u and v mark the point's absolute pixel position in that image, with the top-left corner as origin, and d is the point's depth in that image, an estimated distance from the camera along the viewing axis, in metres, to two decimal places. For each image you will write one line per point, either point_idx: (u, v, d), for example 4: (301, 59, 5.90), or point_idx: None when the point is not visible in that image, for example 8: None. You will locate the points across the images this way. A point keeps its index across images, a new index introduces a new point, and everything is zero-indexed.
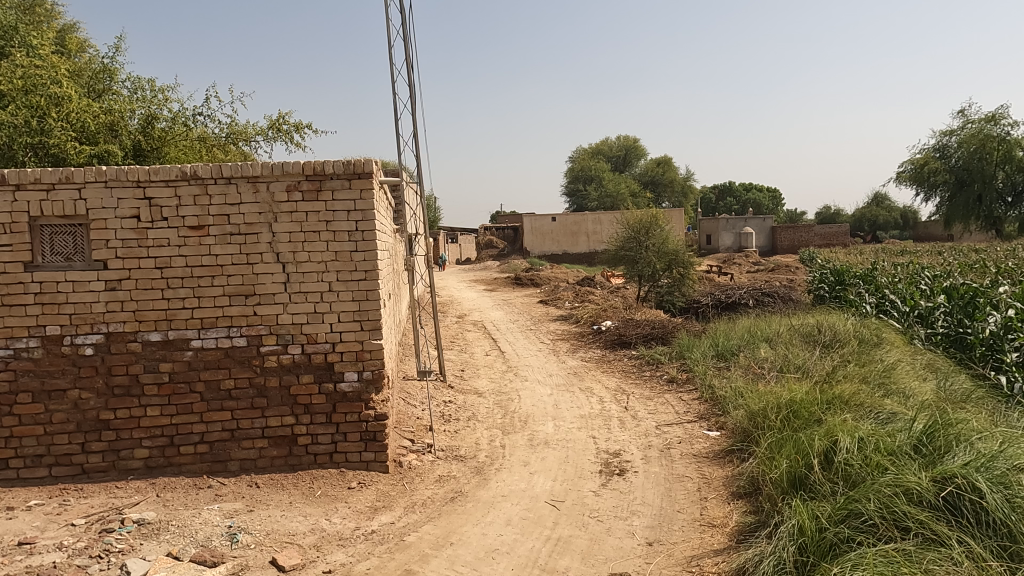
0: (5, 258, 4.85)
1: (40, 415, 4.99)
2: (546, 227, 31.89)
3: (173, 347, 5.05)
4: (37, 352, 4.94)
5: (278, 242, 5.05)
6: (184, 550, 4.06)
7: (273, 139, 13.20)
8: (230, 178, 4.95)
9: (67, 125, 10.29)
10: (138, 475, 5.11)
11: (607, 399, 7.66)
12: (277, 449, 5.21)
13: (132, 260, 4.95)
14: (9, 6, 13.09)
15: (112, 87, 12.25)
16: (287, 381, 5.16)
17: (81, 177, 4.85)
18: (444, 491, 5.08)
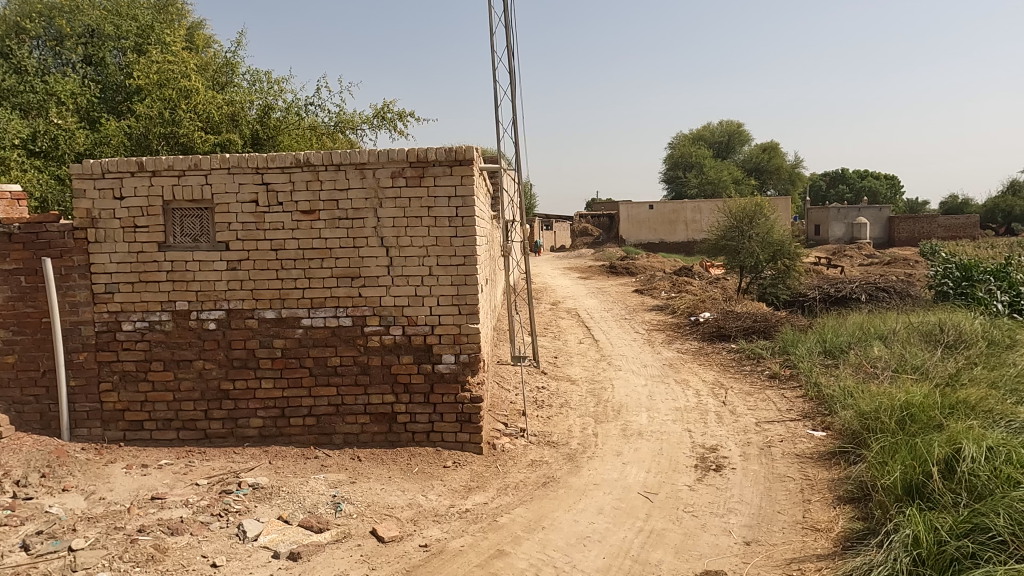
0: (143, 238, 5.31)
1: (169, 382, 5.45)
2: (643, 214, 31.28)
3: (286, 324, 5.37)
4: (168, 325, 5.39)
5: (382, 226, 5.24)
6: (293, 515, 4.34)
7: (378, 128, 13.68)
8: (340, 164, 5.18)
9: (195, 115, 11.12)
10: (253, 442, 5.48)
11: (704, 392, 7.45)
12: (377, 425, 5.44)
13: (251, 242, 5.29)
14: (145, 7, 14.24)
15: (233, 79, 13.10)
16: (388, 360, 5.37)
17: (208, 164, 5.21)
18: (536, 475, 5.14)
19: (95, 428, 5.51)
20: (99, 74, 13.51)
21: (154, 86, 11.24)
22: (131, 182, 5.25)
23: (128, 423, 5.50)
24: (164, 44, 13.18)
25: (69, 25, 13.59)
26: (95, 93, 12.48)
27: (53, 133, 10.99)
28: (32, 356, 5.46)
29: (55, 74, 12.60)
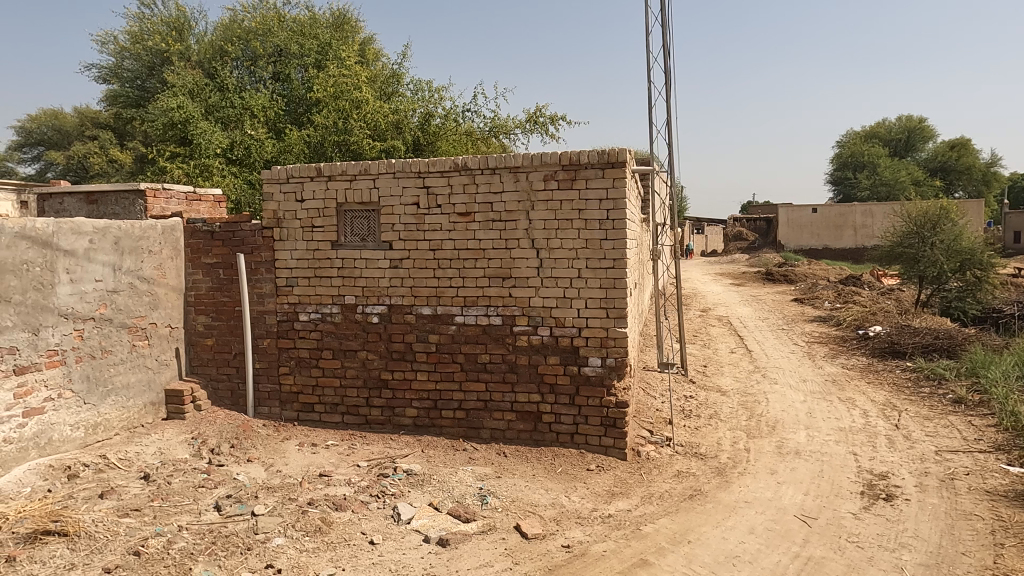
0: (319, 237, 5.82)
1: (337, 370, 5.94)
2: (806, 218, 29.28)
3: (440, 320, 5.64)
4: (338, 317, 5.87)
5: (534, 228, 5.34)
6: (443, 503, 4.55)
7: (530, 132, 13.96)
8: (495, 168, 5.35)
9: (364, 124, 12.03)
10: (408, 431, 5.82)
11: (873, 413, 6.82)
12: (523, 423, 5.56)
13: (412, 242, 5.61)
14: (325, 26, 15.62)
15: (398, 89, 14.00)
16: (535, 360, 5.46)
17: (376, 169, 5.61)
18: (682, 487, 4.97)
19: (274, 408, 6.14)
20: (285, 89, 15.02)
21: (331, 98, 12.31)
22: (310, 186, 5.78)
23: (301, 405, 6.07)
24: (339, 60, 14.39)
25: (262, 46, 15.24)
26: (281, 106, 13.90)
27: (246, 143, 12.38)
28: (226, 340, 6.20)
29: (250, 90, 14.21)
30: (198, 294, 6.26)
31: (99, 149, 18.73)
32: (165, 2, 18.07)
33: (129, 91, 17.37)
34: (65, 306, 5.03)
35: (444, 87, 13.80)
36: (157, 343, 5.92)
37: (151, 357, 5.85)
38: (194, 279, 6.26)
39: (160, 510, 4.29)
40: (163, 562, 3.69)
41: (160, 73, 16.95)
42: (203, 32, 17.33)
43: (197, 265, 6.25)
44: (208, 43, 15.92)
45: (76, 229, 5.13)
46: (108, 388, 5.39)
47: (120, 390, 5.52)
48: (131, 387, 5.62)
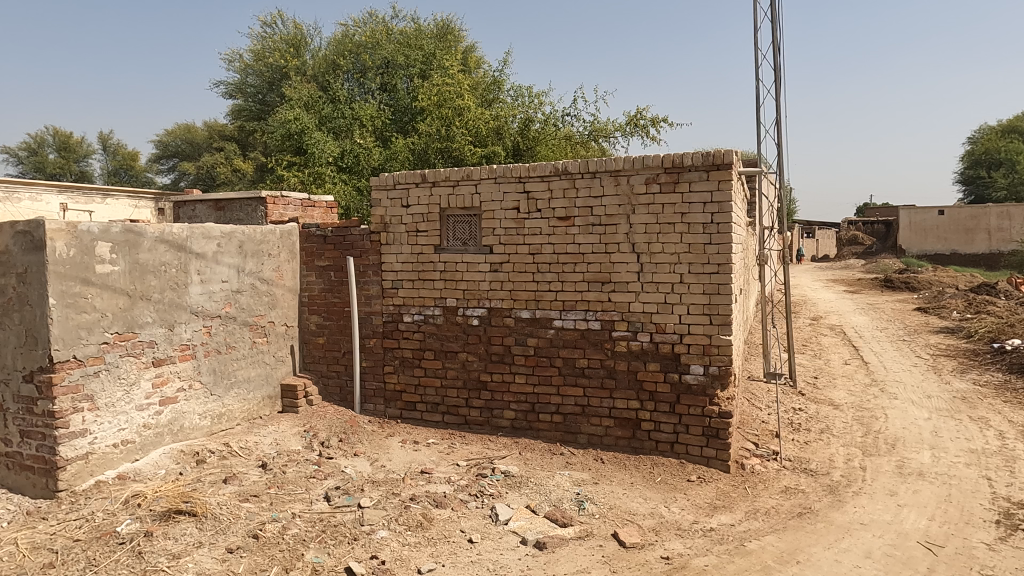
0: (423, 241, 6.01)
1: (438, 370, 6.10)
2: (931, 221, 27.13)
3: (539, 324, 5.67)
4: (440, 319, 6.04)
5: (634, 232, 5.26)
6: (540, 506, 4.56)
7: (630, 135, 13.78)
8: (596, 172, 5.33)
9: (466, 130, 12.32)
10: (506, 432, 5.88)
11: (1010, 435, 6.20)
12: (621, 430, 5.48)
13: (512, 246, 5.68)
14: (429, 37, 16.13)
15: (499, 96, 14.22)
16: (635, 366, 5.38)
17: (478, 174, 5.73)
18: (790, 504, 4.73)
19: (379, 405, 6.39)
20: (391, 99, 15.65)
21: (434, 106, 12.71)
22: (415, 192, 5.98)
23: (404, 403, 6.28)
24: (442, 69, 14.81)
25: (371, 59, 15.95)
26: (388, 116, 14.49)
27: (355, 151, 12.99)
28: (336, 338, 6.52)
29: (359, 101, 14.90)
30: (312, 295, 6.63)
31: (225, 160, 20.22)
32: (284, 21, 19.28)
33: (252, 106, 18.68)
34: (196, 304, 5.48)
35: (544, 92, 13.89)
36: (275, 340, 6.33)
37: (269, 353, 6.26)
38: (308, 280, 6.64)
39: (276, 497, 4.58)
40: (279, 546, 3.93)
41: (279, 87, 18.08)
42: (317, 47, 18.36)
43: (311, 267, 6.62)
44: (322, 57, 16.84)
45: (206, 234, 5.58)
46: (231, 381, 5.82)
47: (242, 383, 5.94)
48: (251, 381, 6.03)
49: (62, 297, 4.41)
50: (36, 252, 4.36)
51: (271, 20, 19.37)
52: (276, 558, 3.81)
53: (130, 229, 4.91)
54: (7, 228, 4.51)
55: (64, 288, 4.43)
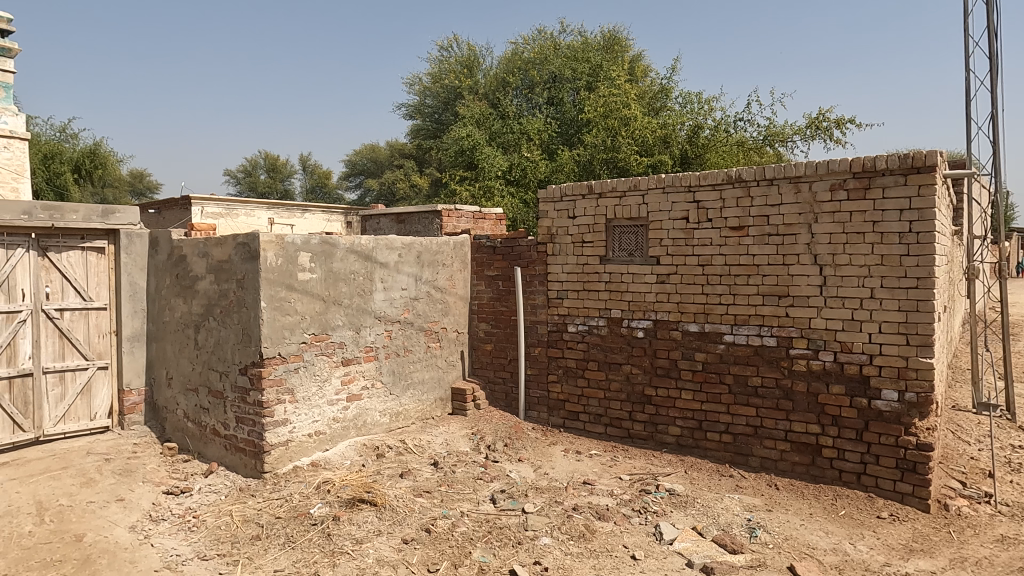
0: (588, 252, 6.03)
1: (602, 381, 6.08)
2: None
3: (708, 338, 5.45)
4: (604, 330, 6.02)
5: (816, 243, 4.89)
6: (707, 529, 4.36)
7: (811, 138, 12.84)
8: (773, 179, 5.02)
9: (632, 140, 12.23)
10: (671, 449, 5.71)
11: None
12: (799, 455, 5.09)
13: (680, 258, 5.53)
14: (596, 49, 16.24)
15: (667, 103, 13.93)
16: (816, 387, 4.98)
17: (646, 184, 5.64)
18: (1008, 556, 4.09)
19: (542, 413, 6.49)
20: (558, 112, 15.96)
21: (600, 117, 12.78)
22: (582, 203, 6.03)
23: (567, 413, 6.32)
24: (609, 80, 14.84)
25: (539, 74, 16.41)
26: (555, 129, 14.80)
27: (523, 165, 13.41)
28: (503, 346, 6.73)
29: (527, 116, 15.37)
30: (481, 303, 6.92)
31: (404, 176, 21.76)
32: (459, 44, 20.42)
33: (428, 125, 19.99)
34: (379, 310, 5.94)
35: (715, 97, 13.40)
36: (447, 345, 6.69)
37: (442, 357, 6.63)
38: (478, 289, 6.94)
39: (446, 495, 4.82)
40: (449, 542, 4.13)
41: (453, 107, 19.13)
42: (489, 67, 19.20)
43: (481, 277, 6.91)
44: (493, 76, 17.59)
45: (389, 245, 6.03)
46: (408, 382, 6.23)
47: (417, 385, 6.34)
48: (425, 382, 6.42)
49: (270, 301, 5.01)
50: (251, 261, 4.99)
51: (448, 44, 20.59)
52: (446, 553, 4.01)
53: (326, 241, 5.45)
54: (229, 240, 5.22)
55: (273, 293, 5.03)
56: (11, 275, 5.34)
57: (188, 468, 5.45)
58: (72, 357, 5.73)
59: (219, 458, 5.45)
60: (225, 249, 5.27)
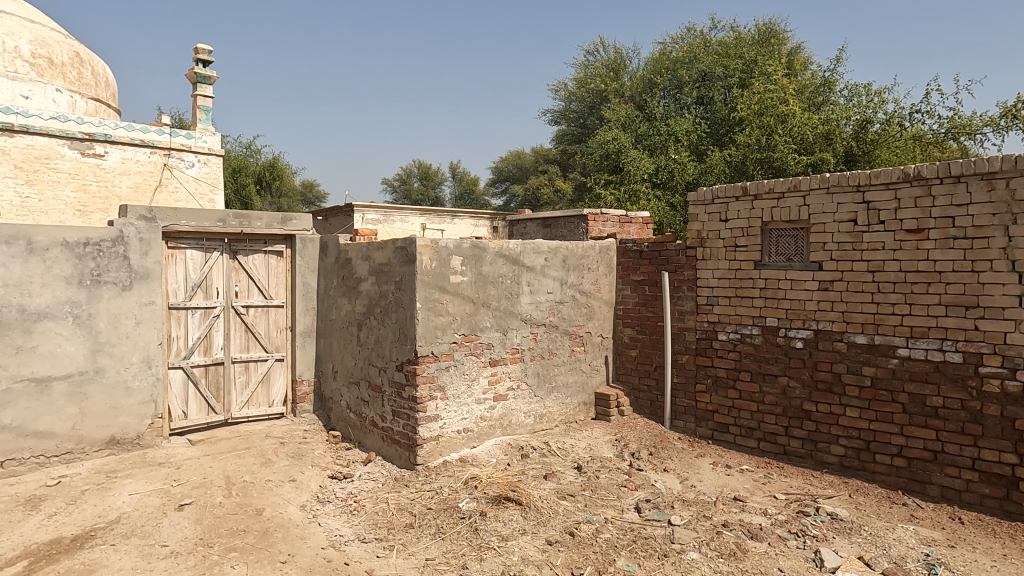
0: (742, 257, 5.75)
1: (755, 393, 5.76)
2: None
3: (879, 352, 4.98)
4: (758, 339, 5.70)
5: (1014, 247, 4.30)
6: (876, 560, 3.98)
7: (1005, 129, 11.34)
8: (960, 176, 4.49)
9: (790, 138, 11.52)
10: (833, 470, 5.28)
11: None
12: (989, 488, 4.50)
13: (846, 263, 5.11)
14: (751, 43, 15.51)
15: (830, 98, 12.97)
16: (1012, 412, 4.38)
17: (807, 185, 5.28)
18: None
19: (689, 423, 6.27)
20: (708, 111, 15.42)
21: (755, 116, 12.20)
22: (735, 206, 5.77)
23: (716, 424, 6.06)
24: (764, 76, 14.09)
25: (687, 74, 15.90)
26: (704, 130, 14.34)
27: (670, 167, 13.12)
28: (649, 352, 6.60)
29: (675, 117, 14.99)
30: (626, 308, 6.83)
31: (548, 181, 22.02)
32: (605, 48, 20.36)
33: (573, 130, 20.11)
34: (526, 313, 6.06)
35: (887, 88, 12.26)
36: (591, 349, 6.68)
37: (586, 362, 6.63)
38: (623, 294, 6.86)
39: (590, 500, 4.80)
40: (593, 547, 4.11)
41: (598, 110, 19.10)
42: (635, 69, 18.95)
43: (626, 281, 6.84)
44: (639, 77, 17.35)
45: (536, 249, 6.13)
46: (552, 385, 6.29)
47: (561, 388, 6.39)
48: (569, 386, 6.45)
49: (425, 302, 5.28)
50: (409, 264, 5.30)
51: (594, 48, 20.63)
52: (590, 558, 4.00)
53: (477, 245, 5.65)
54: (390, 245, 5.58)
55: (427, 294, 5.30)
56: (209, 275, 6.08)
57: (350, 456, 5.88)
58: (255, 349, 6.41)
59: (377, 448, 5.82)
60: (385, 253, 5.64)
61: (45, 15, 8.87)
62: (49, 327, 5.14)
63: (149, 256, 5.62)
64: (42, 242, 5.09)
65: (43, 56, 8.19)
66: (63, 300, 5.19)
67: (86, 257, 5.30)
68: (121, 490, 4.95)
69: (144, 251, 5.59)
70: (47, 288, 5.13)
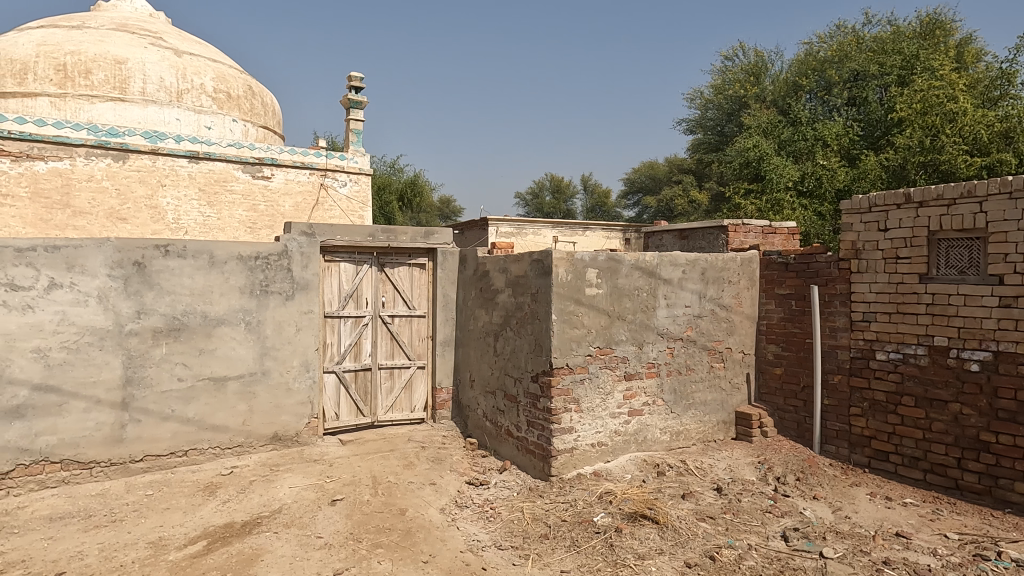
0: (904, 269, 5.27)
1: (920, 420, 5.24)
2: None
3: None
4: (924, 359, 5.19)
5: None
6: None
7: None
8: None
9: (960, 139, 10.38)
10: (1017, 511, 4.66)
11: None
12: None
13: None
14: (912, 38, 14.29)
15: (1009, 91, 11.60)
16: None
17: (984, 189, 4.75)
18: None
19: (842, 448, 5.81)
20: (861, 113, 14.36)
21: (918, 115, 11.27)
22: (897, 214, 5.31)
23: (873, 451, 5.57)
24: (928, 71, 12.87)
25: (837, 74, 14.96)
26: (857, 133, 13.40)
27: (818, 174, 12.33)
28: (795, 371, 6.21)
29: (824, 120, 14.08)
30: (770, 324, 6.49)
31: (683, 192, 21.48)
32: (745, 53, 19.57)
33: (710, 138, 19.48)
34: (663, 326, 5.92)
35: None
36: (731, 366, 6.41)
37: (726, 379, 6.37)
38: (768, 308, 6.53)
39: (732, 524, 4.59)
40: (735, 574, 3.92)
41: (737, 117, 18.37)
42: (778, 72, 18.02)
43: (771, 295, 6.50)
44: (782, 80, 16.48)
45: (674, 261, 5.99)
46: (690, 402, 6.10)
47: (699, 405, 6.17)
48: (708, 404, 6.23)
49: (561, 314, 5.32)
50: (545, 277, 5.38)
51: (732, 53, 19.93)
52: None
53: (612, 257, 5.62)
54: (526, 257, 5.68)
55: (563, 306, 5.34)
56: (359, 287, 6.53)
57: (486, 463, 6.03)
58: (399, 357, 6.77)
59: (512, 457, 5.92)
60: (522, 265, 5.75)
61: (226, 55, 9.97)
62: (225, 332, 5.74)
63: (309, 269, 6.12)
64: (221, 256, 5.70)
65: (223, 91, 9.21)
66: (237, 308, 5.78)
67: (257, 269, 5.87)
68: (282, 482, 5.41)
69: (304, 264, 6.10)
70: (224, 297, 5.73)
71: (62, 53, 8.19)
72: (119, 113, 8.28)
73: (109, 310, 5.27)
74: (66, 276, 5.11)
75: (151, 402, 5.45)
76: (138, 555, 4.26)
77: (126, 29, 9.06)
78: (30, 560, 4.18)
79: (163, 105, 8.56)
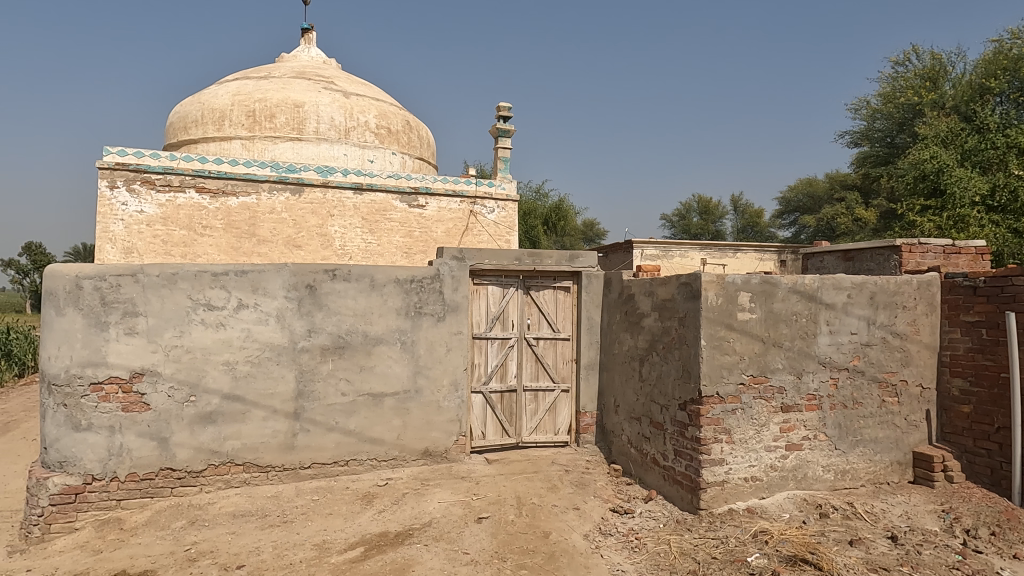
0: None
1: None
2: None
3: None
4: None
5: None
6: None
7: None
8: None
9: None
10: None
11: None
12: None
13: None
14: None
15: None
16: None
17: None
18: None
19: None
20: None
21: None
22: None
23: None
24: None
25: None
26: None
27: (1012, 186, 10.71)
28: (987, 410, 5.46)
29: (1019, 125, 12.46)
30: (955, 355, 5.78)
31: (846, 210, 19.90)
32: (919, 56, 17.92)
33: (879, 151, 17.94)
34: (825, 355, 5.49)
35: None
36: (907, 402, 5.79)
37: (901, 416, 5.76)
38: (951, 338, 5.83)
39: None
40: None
41: (910, 127, 16.80)
42: (959, 74, 16.27)
43: (955, 323, 5.81)
44: (966, 83, 14.88)
45: (837, 285, 5.54)
46: (858, 438, 5.57)
47: (869, 443, 5.62)
48: (879, 442, 5.65)
49: (711, 340, 5.11)
50: (694, 300, 5.20)
51: (904, 58, 18.34)
52: None
53: (767, 280, 5.32)
54: (674, 280, 5.53)
55: (713, 332, 5.13)
56: (506, 309, 6.71)
57: (630, 491, 5.89)
58: (544, 379, 6.84)
59: (658, 486, 5.73)
60: (669, 288, 5.61)
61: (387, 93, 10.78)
62: (383, 350, 6.13)
63: (459, 291, 6.39)
64: (381, 280, 6.11)
65: (384, 126, 9.94)
66: (394, 328, 6.16)
67: (412, 292, 6.22)
68: (432, 497, 5.63)
69: (455, 286, 6.37)
70: (383, 318, 6.13)
71: (252, 100, 9.28)
72: (297, 151, 9.24)
73: (286, 328, 5.82)
74: (251, 298, 5.73)
75: (318, 414, 5.92)
76: (305, 555, 4.62)
77: (304, 76, 10.09)
78: (217, 551, 4.68)
79: (333, 143, 9.43)
